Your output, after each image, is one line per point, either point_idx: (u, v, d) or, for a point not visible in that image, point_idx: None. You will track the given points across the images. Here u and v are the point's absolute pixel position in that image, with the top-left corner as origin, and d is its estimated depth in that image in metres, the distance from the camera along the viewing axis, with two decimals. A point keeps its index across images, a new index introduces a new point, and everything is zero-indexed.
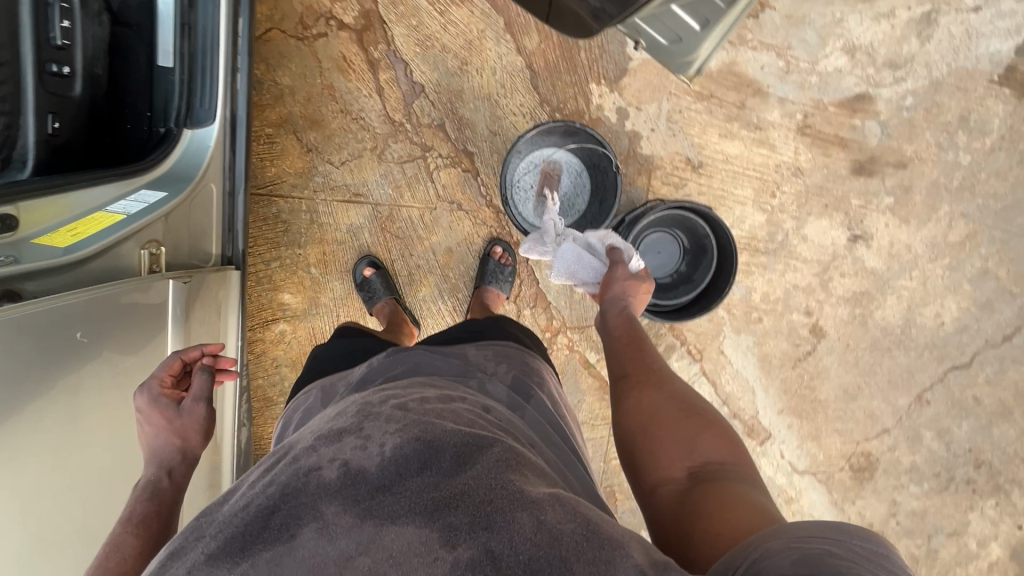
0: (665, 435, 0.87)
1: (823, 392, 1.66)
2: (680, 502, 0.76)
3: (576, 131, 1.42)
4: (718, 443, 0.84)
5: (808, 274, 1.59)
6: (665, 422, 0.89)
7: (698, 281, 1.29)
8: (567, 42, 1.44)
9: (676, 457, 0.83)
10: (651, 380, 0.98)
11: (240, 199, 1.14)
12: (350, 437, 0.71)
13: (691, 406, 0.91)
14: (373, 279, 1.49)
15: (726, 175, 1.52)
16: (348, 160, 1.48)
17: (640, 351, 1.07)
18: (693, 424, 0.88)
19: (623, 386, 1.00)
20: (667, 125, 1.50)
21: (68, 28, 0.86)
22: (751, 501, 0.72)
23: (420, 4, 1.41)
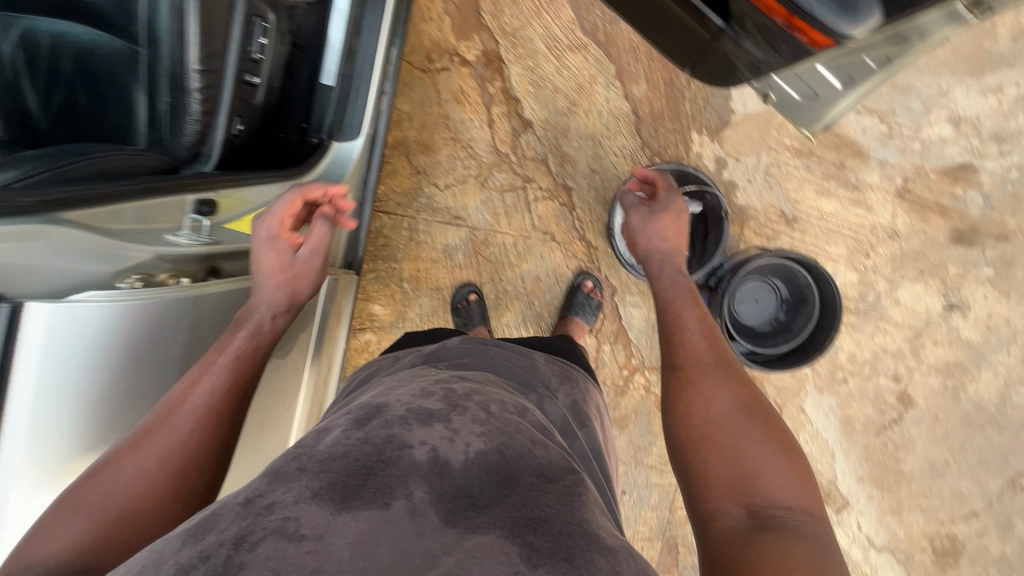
0: (729, 453, 0.85)
1: (908, 464, 1.59)
2: (740, 533, 0.74)
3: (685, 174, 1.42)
4: (793, 481, 0.81)
5: (899, 338, 1.55)
6: (733, 436, 0.87)
7: (798, 331, 1.29)
8: (673, 92, 1.51)
9: (740, 485, 0.81)
10: (716, 385, 0.96)
11: (367, 209, 1.21)
12: (439, 425, 0.75)
13: (763, 425, 0.89)
14: (471, 306, 1.54)
15: (820, 231, 1.53)
16: (451, 184, 1.56)
17: (705, 344, 1.05)
18: (768, 448, 0.85)
19: (679, 384, 0.99)
20: (764, 178, 1.53)
21: (264, 44, 0.95)
22: (821, 557, 0.69)
23: (538, 48, 1.51)
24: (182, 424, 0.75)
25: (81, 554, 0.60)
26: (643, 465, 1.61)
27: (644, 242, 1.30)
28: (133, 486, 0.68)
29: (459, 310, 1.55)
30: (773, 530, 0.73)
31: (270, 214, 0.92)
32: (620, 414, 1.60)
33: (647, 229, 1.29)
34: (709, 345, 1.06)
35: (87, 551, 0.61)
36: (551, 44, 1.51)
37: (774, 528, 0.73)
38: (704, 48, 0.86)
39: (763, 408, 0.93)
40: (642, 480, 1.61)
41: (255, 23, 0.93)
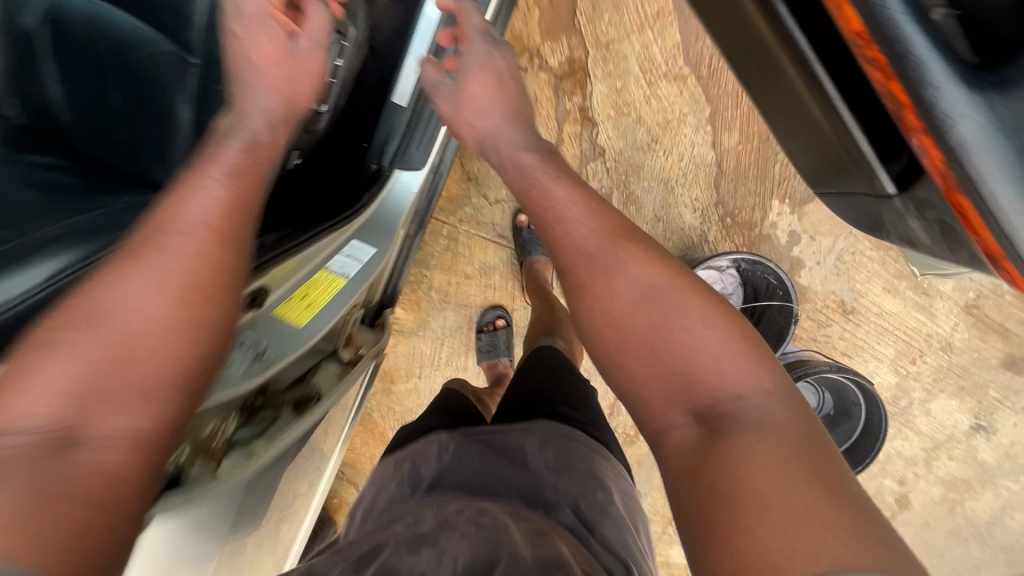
0: (661, 350, 0.66)
1: None
2: (700, 462, 0.60)
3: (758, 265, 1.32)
4: (735, 351, 0.65)
5: (916, 446, 1.53)
6: (652, 327, 0.67)
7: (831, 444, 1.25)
8: (766, 150, 1.36)
9: (680, 385, 0.65)
10: (612, 261, 0.71)
11: (415, 243, 1.09)
12: (427, 546, 0.64)
13: (676, 294, 0.68)
14: (497, 333, 1.47)
15: (874, 328, 1.45)
16: (502, 200, 1.43)
17: (592, 215, 0.75)
18: (684, 318, 0.67)
19: (572, 288, 0.73)
20: (833, 262, 1.42)
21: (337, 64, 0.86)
22: (802, 447, 0.58)
23: (631, 68, 1.33)
24: (175, 256, 0.58)
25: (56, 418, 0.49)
26: None
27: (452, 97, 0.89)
28: (123, 327, 0.54)
29: (485, 334, 1.48)
30: (750, 435, 0.59)
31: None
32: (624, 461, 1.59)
33: (467, 79, 0.89)
34: (587, 208, 0.75)
35: (69, 404, 0.50)
36: (646, 67, 1.32)
37: (745, 433, 0.59)
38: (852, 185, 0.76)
39: (672, 269, 0.72)
40: None
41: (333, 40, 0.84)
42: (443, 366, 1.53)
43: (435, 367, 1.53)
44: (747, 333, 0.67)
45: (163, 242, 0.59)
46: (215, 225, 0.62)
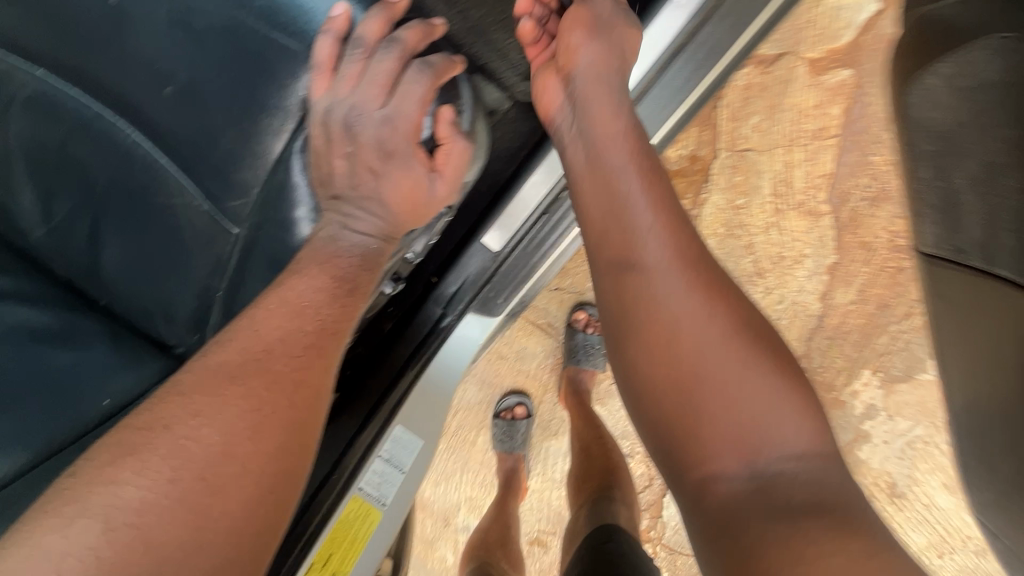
0: (725, 407, 0.51)
1: None
2: (737, 544, 0.47)
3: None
4: (801, 417, 0.51)
5: None
6: (712, 372, 0.52)
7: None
8: (879, 317, 1.15)
9: (742, 439, 0.50)
10: (659, 266, 0.56)
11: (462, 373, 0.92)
12: None
13: (740, 340, 0.54)
14: (517, 422, 1.32)
15: (914, 517, 1.34)
16: (563, 289, 1.24)
17: (676, 242, 0.57)
18: (735, 372, 0.52)
19: (631, 300, 0.56)
20: (901, 445, 1.27)
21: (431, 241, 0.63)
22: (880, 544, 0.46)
23: (762, 187, 1.08)
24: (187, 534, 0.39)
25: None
26: None
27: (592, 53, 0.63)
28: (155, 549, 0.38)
29: (500, 420, 1.32)
30: (815, 516, 0.46)
31: (397, 114, 0.54)
32: None
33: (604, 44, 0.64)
34: (672, 243, 0.57)
35: None
36: (779, 190, 1.08)
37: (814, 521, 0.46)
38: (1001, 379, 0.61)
39: (738, 302, 0.56)
40: None
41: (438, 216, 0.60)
42: (450, 434, 1.39)
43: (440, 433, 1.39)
44: (788, 372, 0.53)
45: (254, 358, 0.46)
46: (312, 341, 0.48)
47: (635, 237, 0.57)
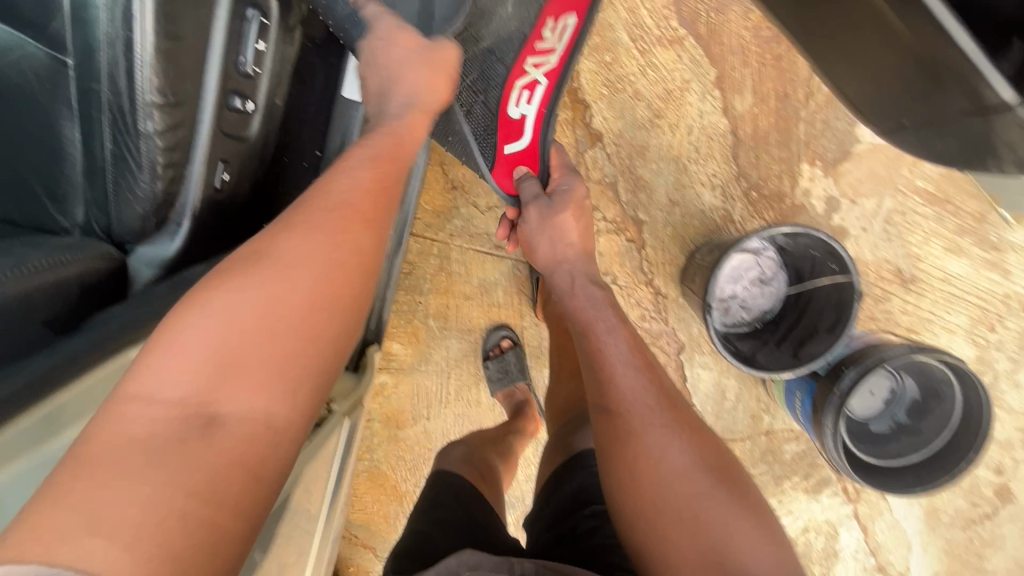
0: (682, 499, 0.75)
1: (992, 562, 1.39)
2: None
3: (813, 241, 1.05)
4: (753, 524, 0.74)
5: (1009, 426, 1.32)
6: (675, 478, 0.77)
7: (922, 444, 1.02)
8: (786, 108, 1.18)
9: (710, 548, 0.71)
10: (674, 423, 0.83)
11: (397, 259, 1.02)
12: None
13: (718, 473, 0.79)
14: (506, 356, 1.30)
15: (940, 296, 1.26)
16: (495, 207, 1.26)
17: (644, 375, 0.89)
18: (719, 494, 0.76)
19: (617, 435, 0.82)
20: (882, 227, 1.24)
21: (262, 49, 0.65)
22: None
23: (620, 39, 1.17)
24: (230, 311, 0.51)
25: (196, 391, 0.47)
26: None
27: (545, 248, 1.03)
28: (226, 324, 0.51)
29: (490, 360, 1.30)
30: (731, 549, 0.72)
31: None
32: None
33: (547, 238, 1.02)
34: (653, 390, 0.86)
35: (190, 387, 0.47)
36: (636, 35, 1.17)
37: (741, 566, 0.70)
38: (909, 55, 0.57)
39: (701, 439, 0.83)
40: None
41: (251, 16, 0.63)
42: (455, 401, 1.37)
43: (444, 404, 1.37)
44: (762, 510, 0.78)
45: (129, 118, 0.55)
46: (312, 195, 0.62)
47: (607, 381, 0.88)
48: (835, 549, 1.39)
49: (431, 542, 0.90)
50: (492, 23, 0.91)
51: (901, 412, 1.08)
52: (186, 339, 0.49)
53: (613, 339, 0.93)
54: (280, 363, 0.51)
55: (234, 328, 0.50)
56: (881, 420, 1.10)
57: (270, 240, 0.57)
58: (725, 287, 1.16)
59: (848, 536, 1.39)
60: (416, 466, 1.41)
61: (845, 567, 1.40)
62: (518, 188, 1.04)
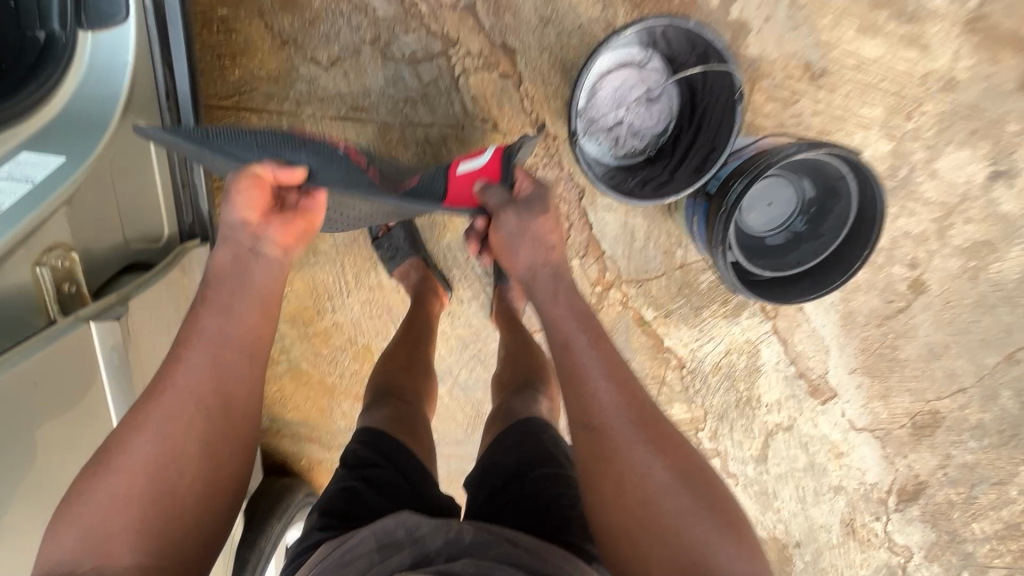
0: (666, 534, 0.67)
1: (905, 351, 1.45)
2: None
3: (693, 36, 0.94)
4: (736, 550, 0.67)
5: (925, 220, 1.28)
6: (658, 515, 0.68)
7: (821, 250, 0.97)
8: None
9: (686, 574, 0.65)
10: (665, 452, 0.71)
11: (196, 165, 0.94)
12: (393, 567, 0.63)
13: (709, 513, 0.68)
14: (394, 233, 1.20)
15: (854, 88, 1.14)
16: (339, 60, 1.08)
17: (619, 374, 0.77)
18: (707, 536, 0.67)
19: (597, 455, 0.72)
20: (787, 13, 1.09)
21: None
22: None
23: None
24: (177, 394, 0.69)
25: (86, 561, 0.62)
26: None
27: (525, 256, 0.89)
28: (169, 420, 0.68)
29: (379, 241, 1.21)
30: None
31: None
32: None
33: (527, 245, 0.90)
34: (632, 399, 0.75)
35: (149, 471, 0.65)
36: None
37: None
38: None
39: (688, 454, 0.73)
40: None
41: None
42: (357, 290, 1.29)
43: (346, 295, 1.30)
44: (750, 531, 0.70)
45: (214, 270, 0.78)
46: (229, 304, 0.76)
47: (587, 391, 0.76)
48: (757, 365, 1.44)
49: (359, 503, 0.79)
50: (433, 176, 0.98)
51: (798, 222, 1.01)
52: (91, 505, 0.64)
53: (579, 339, 0.80)
54: (153, 521, 0.64)
55: (111, 503, 0.64)
56: (778, 234, 1.02)
57: (149, 409, 0.68)
58: (608, 110, 1.05)
59: (768, 351, 1.43)
60: (336, 361, 1.38)
61: (767, 379, 1.46)
62: (481, 198, 0.92)
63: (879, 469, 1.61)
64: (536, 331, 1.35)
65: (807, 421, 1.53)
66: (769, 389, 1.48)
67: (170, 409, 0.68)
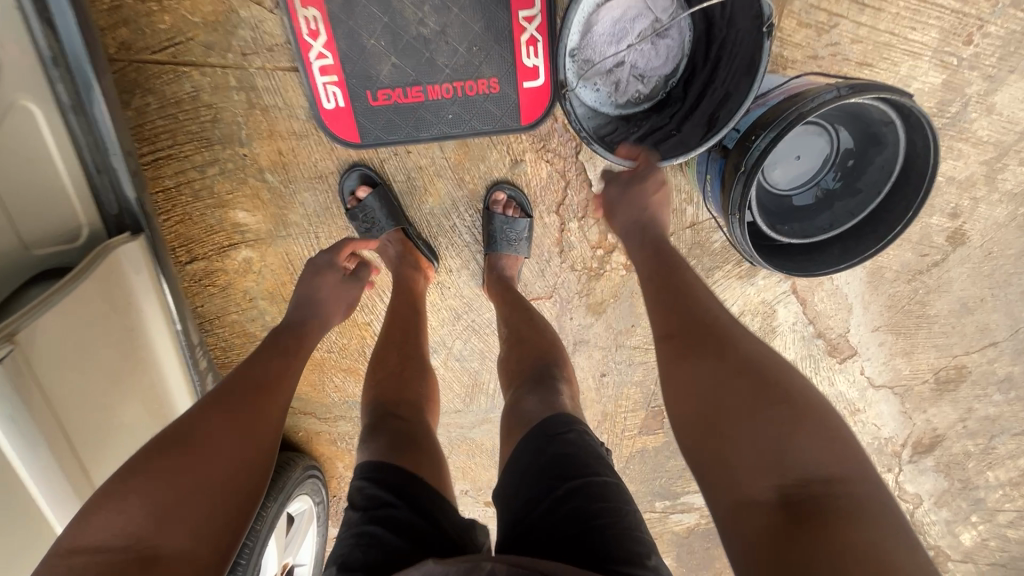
0: (748, 434, 0.61)
1: (935, 307, 1.34)
2: (782, 545, 0.53)
3: None
4: (825, 442, 0.59)
5: (974, 162, 1.12)
6: (736, 414, 0.62)
7: (859, 210, 0.82)
8: None
9: (769, 463, 0.58)
10: (733, 359, 0.66)
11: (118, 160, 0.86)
12: None
13: (787, 404, 0.61)
14: (366, 203, 1.07)
15: (905, 8, 0.94)
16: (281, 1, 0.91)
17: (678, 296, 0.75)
18: (786, 430, 0.60)
19: (673, 357, 0.70)
20: None
21: None
22: (871, 549, 0.51)
23: None
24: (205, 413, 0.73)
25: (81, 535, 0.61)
26: (625, 347, 1.36)
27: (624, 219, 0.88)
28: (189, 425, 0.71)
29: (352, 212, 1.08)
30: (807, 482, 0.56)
31: None
32: (597, 300, 1.26)
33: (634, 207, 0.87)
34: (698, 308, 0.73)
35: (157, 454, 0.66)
36: None
37: (811, 503, 0.55)
38: None
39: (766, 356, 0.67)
40: (621, 358, 1.38)
41: None
42: None
43: None
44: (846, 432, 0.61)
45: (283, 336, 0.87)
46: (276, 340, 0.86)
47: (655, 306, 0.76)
48: (773, 326, 1.34)
49: (382, 551, 0.62)
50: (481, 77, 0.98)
51: (830, 178, 0.85)
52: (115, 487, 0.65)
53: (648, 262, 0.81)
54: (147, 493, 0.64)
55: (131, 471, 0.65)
56: (806, 192, 0.86)
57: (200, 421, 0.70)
58: (606, 47, 0.88)
59: (785, 312, 1.32)
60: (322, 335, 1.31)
61: (782, 341, 1.36)
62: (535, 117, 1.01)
63: (897, 424, 1.54)
64: (533, 299, 1.25)
65: (823, 381, 1.44)
66: (784, 350, 1.38)
67: (217, 419, 0.70)
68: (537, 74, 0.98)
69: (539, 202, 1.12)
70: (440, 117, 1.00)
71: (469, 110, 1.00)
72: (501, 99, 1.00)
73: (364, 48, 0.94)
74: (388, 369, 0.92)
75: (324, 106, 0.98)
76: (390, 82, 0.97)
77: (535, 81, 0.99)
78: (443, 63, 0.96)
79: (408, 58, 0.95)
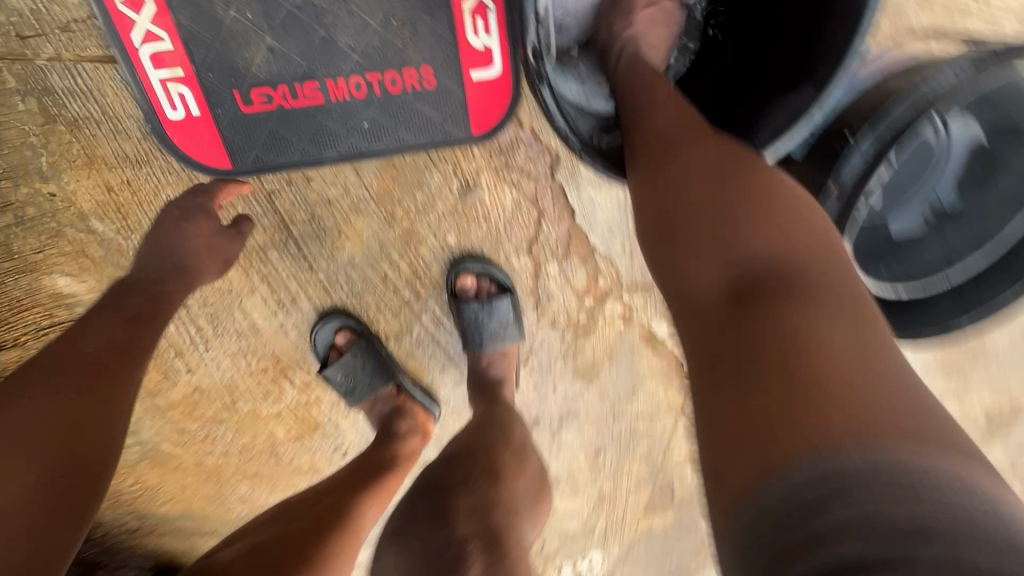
0: (719, 220, 0.39)
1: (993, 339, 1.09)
2: (732, 329, 0.35)
3: None
4: (810, 242, 0.38)
5: None
6: (689, 195, 0.42)
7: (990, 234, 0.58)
8: None
9: (732, 247, 0.38)
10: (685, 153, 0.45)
11: None
12: None
13: (764, 197, 0.40)
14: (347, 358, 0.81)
15: None
16: None
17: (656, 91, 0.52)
18: (753, 226, 0.39)
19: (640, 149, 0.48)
20: None
21: None
22: (833, 343, 0.32)
23: None
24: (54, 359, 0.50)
25: None
26: None
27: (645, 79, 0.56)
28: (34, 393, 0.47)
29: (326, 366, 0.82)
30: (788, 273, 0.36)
31: None
32: (586, 362, 0.94)
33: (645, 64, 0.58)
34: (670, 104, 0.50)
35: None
36: None
37: (773, 282, 0.36)
38: None
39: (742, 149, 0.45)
40: None
41: None
42: (220, 338, 0.83)
43: (206, 346, 0.84)
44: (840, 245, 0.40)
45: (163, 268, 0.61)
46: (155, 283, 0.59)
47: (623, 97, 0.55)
48: None
49: None
50: (408, 66, 0.66)
51: (946, 190, 0.60)
52: None
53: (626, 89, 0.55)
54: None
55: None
56: (911, 212, 0.61)
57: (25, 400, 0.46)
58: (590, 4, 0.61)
59: None
60: (212, 439, 0.91)
61: None
62: (497, 121, 0.70)
63: None
64: None
65: None
66: None
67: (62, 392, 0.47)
68: (493, 59, 0.67)
69: (503, 239, 0.80)
70: (353, 126, 0.68)
71: (394, 115, 0.69)
72: (444, 98, 0.69)
73: (221, 28, 0.62)
74: (318, 511, 0.64)
75: (167, 115, 0.64)
76: (270, 77, 0.64)
77: (492, 69, 0.68)
78: (348, 47, 0.64)
79: (292, 42, 0.63)
